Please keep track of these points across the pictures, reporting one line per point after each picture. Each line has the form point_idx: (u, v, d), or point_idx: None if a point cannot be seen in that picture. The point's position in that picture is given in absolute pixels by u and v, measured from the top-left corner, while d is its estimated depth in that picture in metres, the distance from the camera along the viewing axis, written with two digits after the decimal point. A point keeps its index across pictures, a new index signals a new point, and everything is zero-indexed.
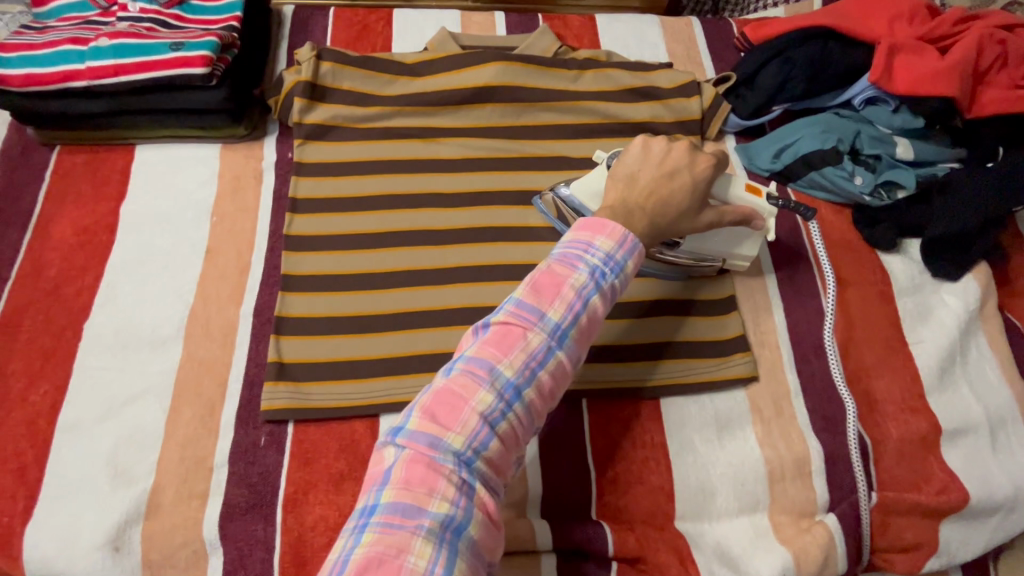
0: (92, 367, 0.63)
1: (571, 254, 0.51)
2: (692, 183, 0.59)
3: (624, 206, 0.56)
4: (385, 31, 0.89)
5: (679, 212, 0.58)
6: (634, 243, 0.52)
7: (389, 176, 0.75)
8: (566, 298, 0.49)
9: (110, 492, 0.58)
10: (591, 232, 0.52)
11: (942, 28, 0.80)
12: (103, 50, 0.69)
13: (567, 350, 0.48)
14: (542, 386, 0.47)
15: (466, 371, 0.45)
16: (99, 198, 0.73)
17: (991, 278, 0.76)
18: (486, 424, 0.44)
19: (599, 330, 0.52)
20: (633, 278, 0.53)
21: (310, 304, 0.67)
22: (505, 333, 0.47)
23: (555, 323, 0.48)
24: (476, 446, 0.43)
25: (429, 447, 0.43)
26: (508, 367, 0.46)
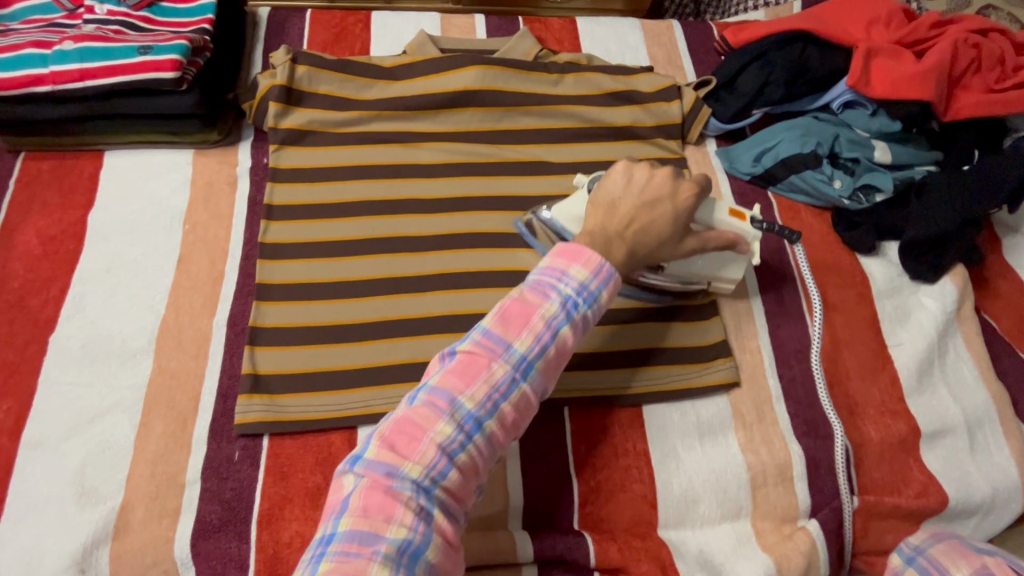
0: (58, 382, 0.61)
1: (545, 281, 0.50)
2: (671, 213, 0.58)
3: (599, 234, 0.55)
4: (364, 34, 0.88)
5: (657, 240, 0.57)
6: (610, 272, 0.51)
7: (367, 182, 0.73)
8: (534, 329, 0.48)
9: (76, 511, 0.56)
10: (567, 259, 0.51)
11: (918, 32, 0.80)
12: (68, 53, 0.67)
13: (532, 382, 0.48)
14: (504, 418, 0.46)
15: (427, 402, 0.45)
16: (66, 206, 0.71)
17: (967, 280, 0.77)
18: (444, 454, 0.43)
19: (569, 359, 0.51)
20: (608, 308, 0.52)
21: (286, 314, 0.66)
22: (470, 364, 0.46)
23: (521, 355, 0.47)
24: (435, 475, 0.43)
25: (387, 477, 0.42)
26: (470, 400, 0.45)
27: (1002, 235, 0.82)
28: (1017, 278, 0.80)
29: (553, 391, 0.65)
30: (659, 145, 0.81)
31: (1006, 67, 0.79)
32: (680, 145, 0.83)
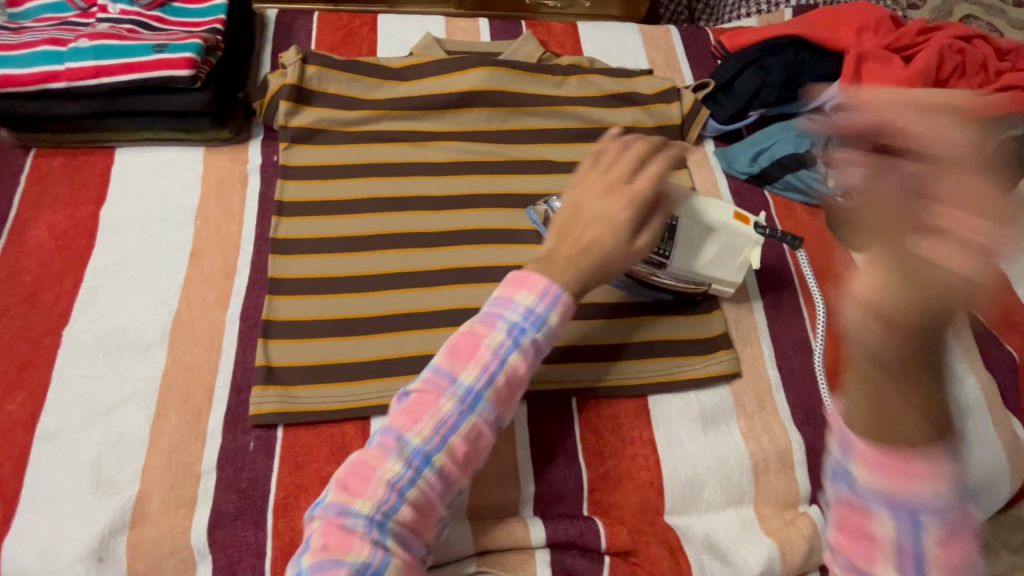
0: (72, 374, 0.62)
1: (492, 312, 0.54)
2: (634, 212, 0.59)
3: (550, 237, 0.59)
4: (370, 36, 0.90)
5: (609, 245, 0.58)
6: (555, 294, 0.54)
7: (376, 179, 0.75)
8: (481, 360, 0.51)
9: (92, 502, 0.56)
10: (513, 287, 0.55)
11: (905, 39, 0.84)
12: (83, 51, 0.68)
13: (481, 411, 0.51)
14: (455, 450, 0.50)
15: (380, 443, 0.49)
16: (78, 202, 0.71)
17: (955, 275, 0.80)
18: (394, 491, 0.47)
19: (522, 384, 0.54)
20: (557, 331, 0.55)
21: (299, 307, 0.67)
22: (421, 401, 0.50)
23: (468, 387, 0.51)
24: (386, 509, 0.47)
25: (338, 513, 0.47)
26: (417, 437, 0.49)
27: None
28: None
29: (561, 382, 0.66)
30: None
31: (988, 72, 0.83)
32: (680, 145, 0.85)
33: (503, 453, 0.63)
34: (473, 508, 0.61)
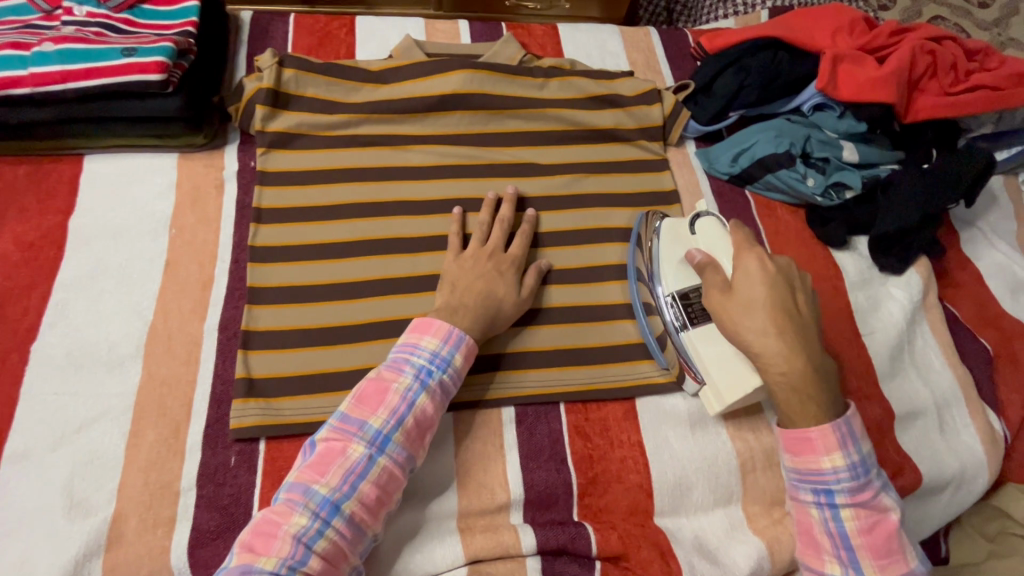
0: (41, 392, 0.59)
1: (399, 359, 0.58)
2: (515, 274, 0.67)
3: (443, 287, 0.65)
4: (348, 38, 0.88)
5: (507, 304, 0.64)
6: (458, 339, 0.60)
7: (356, 185, 0.74)
8: (390, 405, 0.56)
9: (65, 525, 0.54)
10: (418, 334, 0.60)
11: (879, 40, 0.85)
12: (47, 55, 0.65)
13: (390, 454, 0.55)
14: (365, 496, 0.53)
15: (286, 498, 0.51)
16: (45, 212, 0.69)
17: (931, 271, 0.82)
18: (300, 543, 0.49)
19: (430, 427, 0.58)
20: (461, 373, 0.60)
21: (279, 317, 0.65)
22: (327, 454, 0.53)
23: (376, 430, 0.55)
24: (293, 564, 0.49)
25: (241, 573, 0.48)
26: (324, 486, 0.52)
27: (960, 229, 0.88)
28: (974, 268, 0.86)
29: (549, 388, 0.66)
30: (642, 147, 0.84)
31: (958, 73, 0.85)
32: (662, 147, 0.86)
33: (492, 459, 0.63)
34: (462, 515, 0.61)
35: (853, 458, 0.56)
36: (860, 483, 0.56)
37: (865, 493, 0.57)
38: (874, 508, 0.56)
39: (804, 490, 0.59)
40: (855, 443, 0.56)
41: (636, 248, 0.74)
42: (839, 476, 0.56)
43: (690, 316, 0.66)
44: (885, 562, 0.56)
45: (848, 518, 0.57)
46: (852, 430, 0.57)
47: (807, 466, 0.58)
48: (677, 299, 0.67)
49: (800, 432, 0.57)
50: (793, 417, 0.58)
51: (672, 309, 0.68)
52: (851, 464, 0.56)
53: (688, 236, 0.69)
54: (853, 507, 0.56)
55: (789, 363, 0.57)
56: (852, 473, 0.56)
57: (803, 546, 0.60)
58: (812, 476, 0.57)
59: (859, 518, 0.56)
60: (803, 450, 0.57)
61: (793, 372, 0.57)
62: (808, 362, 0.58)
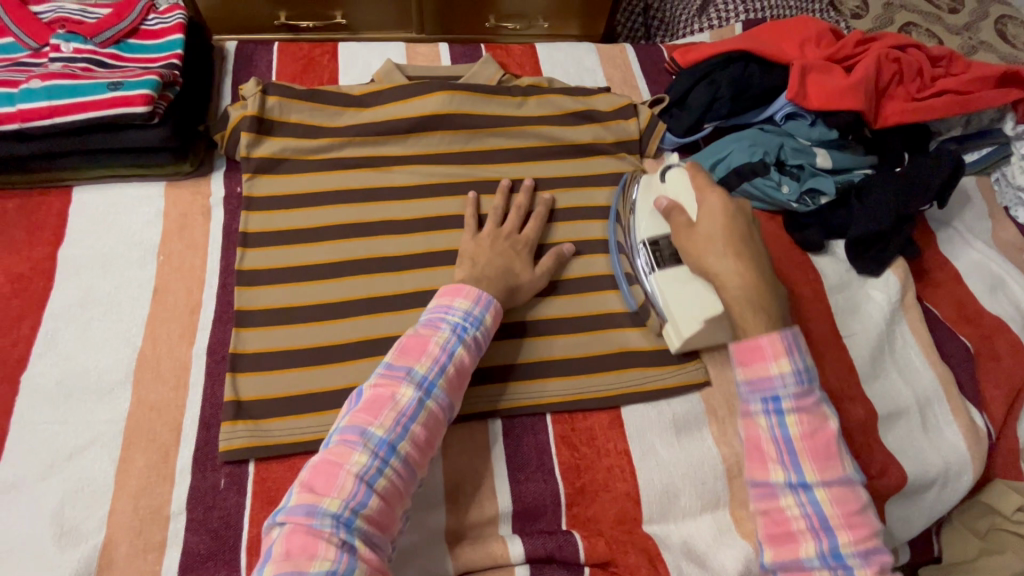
0: (32, 422, 0.60)
1: (433, 317, 0.61)
2: (529, 253, 0.71)
3: (462, 262, 0.68)
4: (331, 64, 0.91)
5: (523, 279, 0.69)
6: (488, 300, 0.63)
7: (341, 207, 0.75)
8: (432, 354, 0.57)
9: (55, 553, 0.54)
10: (449, 298, 0.62)
11: (845, 50, 0.88)
12: (35, 91, 0.67)
13: (436, 398, 0.56)
14: (416, 437, 0.54)
15: (341, 441, 0.52)
16: (35, 244, 0.70)
17: (908, 272, 0.83)
18: (362, 482, 0.50)
19: (467, 378, 0.60)
20: (492, 331, 0.63)
21: (266, 339, 0.66)
22: (378, 399, 0.54)
23: (422, 375, 0.56)
24: (355, 505, 0.49)
25: (306, 512, 0.48)
26: (380, 427, 0.53)
27: (936, 230, 0.90)
28: (951, 267, 0.87)
29: (536, 399, 0.67)
30: (623, 160, 0.86)
31: (924, 78, 0.87)
32: (640, 159, 0.88)
33: (481, 473, 0.64)
34: (451, 530, 0.61)
35: (799, 364, 0.56)
36: (803, 389, 0.56)
37: (809, 399, 0.56)
38: (816, 414, 0.56)
39: (753, 401, 0.58)
40: (799, 351, 0.57)
41: (617, 252, 0.76)
42: (786, 381, 0.56)
43: (657, 260, 0.71)
44: (852, 522, 0.53)
45: (792, 422, 0.55)
46: (808, 371, 0.57)
47: (766, 405, 0.57)
48: (646, 245, 0.72)
49: (752, 339, 0.58)
50: (745, 329, 0.60)
51: (642, 254, 0.73)
52: (796, 368, 0.56)
53: (658, 184, 0.76)
54: (797, 412, 0.56)
55: (742, 279, 0.62)
56: (798, 378, 0.56)
57: (749, 460, 0.57)
58: (762, 382, 0.57)
59: (804, 422, 0.55)
60: (752, 359, 0.57)
61: (746, 286, 0.61)
62: (759, 280, 0.62)
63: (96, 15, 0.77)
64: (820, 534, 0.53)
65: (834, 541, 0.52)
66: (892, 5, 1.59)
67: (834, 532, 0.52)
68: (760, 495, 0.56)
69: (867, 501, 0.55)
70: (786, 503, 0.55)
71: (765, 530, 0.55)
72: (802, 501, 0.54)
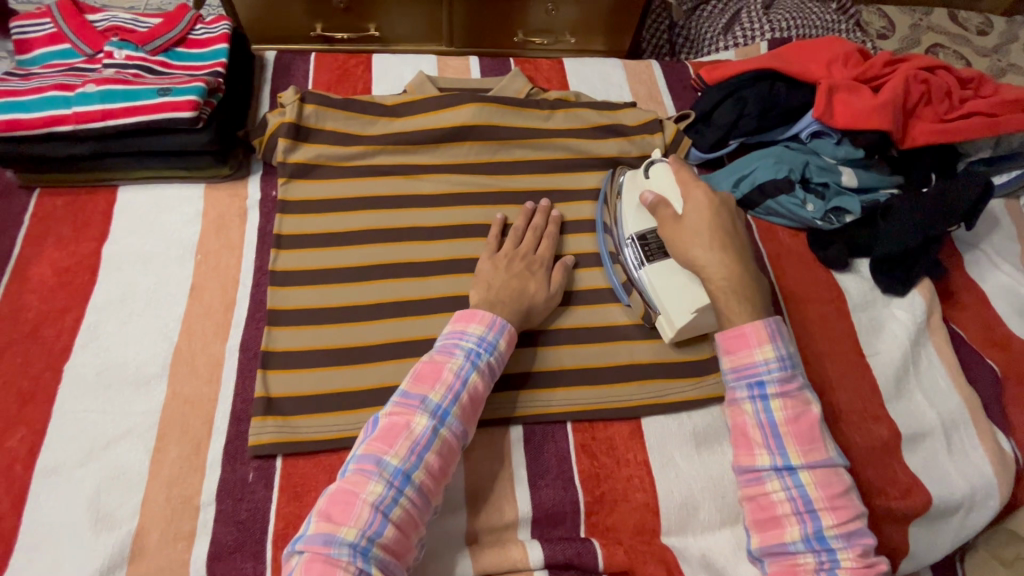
0: (73, 410, 0.62)
1: (448, 344, 0.62)
2: (545, 271, 0.72)
3: (478, 285, 0.68)
4: (365, 75, 0.94)
5: (538, 298, 0.69)
6: (502, 325, 0.64)
7: (372, 212, 0.77)
8: (445, 381, 0.59)
9: (90, 537, 0.56)
10: (463, 323, 0.64)
11: (873, 70, 0.88)
12: (90, 95, 0.70)
13: (450, 427, 0.57)
14: (431, 466, 0.55)
15: (358, 469, 0.53)
16: (81, 240, 0.73)
17: (934, 293, 0.83)
18: (378, 512, 0.51)
19: (481, 405, 0.61)
20: (505, 356, 0.64)
21: (297, 338, 0.68)
22: (392, 428, 0.55)
23: (436, 404, 0.57)
24: (371, 535, 0.50)
25: (323, 541, 0.49)
26: (395, 457, 0.54)
27: (962, 251, 0.90)
28: (978, 289, 0.86)
29: (556, 407, 0.68)
30: None
31: (953, 100, 0.87)
32: None
33: (501, 478, 0.65)
34: (472, 533, 0.62)
35: (783, 351, 0.60)
36: (787, 375, 0.60)
37: (792, 385, 0.60)
38: (799, 399, 0.59)
39: (740, 388, 0.61)
40: (781, 338, 0.61)
41: (611, 261, 0.76)
42: (770, 367, 0.60)
43: (646, 255, 0.72)
44: (836, 504, 0.56)
45: (777, 407, 0.59)
46: (789, 359, 0.60)
47: (751, 390, 0.60)
48: (635, 239, 0.74)
49: (737, 328, 0.62)
50: (730, 317, 0.63)
51: (631, 248, 0.74)
52: (779, 355, 0.60)
53: (643, 181, 0.77)
54: (782, 397, 0.59)
55: (729, 271, 0.64)
56: (781, 364, 0.60)
57: (737, 446, 0.60)
58: (748, 369, 0.60)
59: (787, 406, 0.59)
60: (737, 346, 0.61)
61: (732, 279, 0.64)
62: (744, 271, 0.64)
63: (147, 24, 0.81)
64: (805, 516, 0.56)
65: (817, 523, 0.55)
66: (919, 26, 1.59)
67: (818, 513, 0.55)
68: (747, 481, 0.59)
69: (850, 485, 0.57)
70: (771, 487, 0.58)
71: (752, 515, 0.58)
72: (787, 484, 0.57)
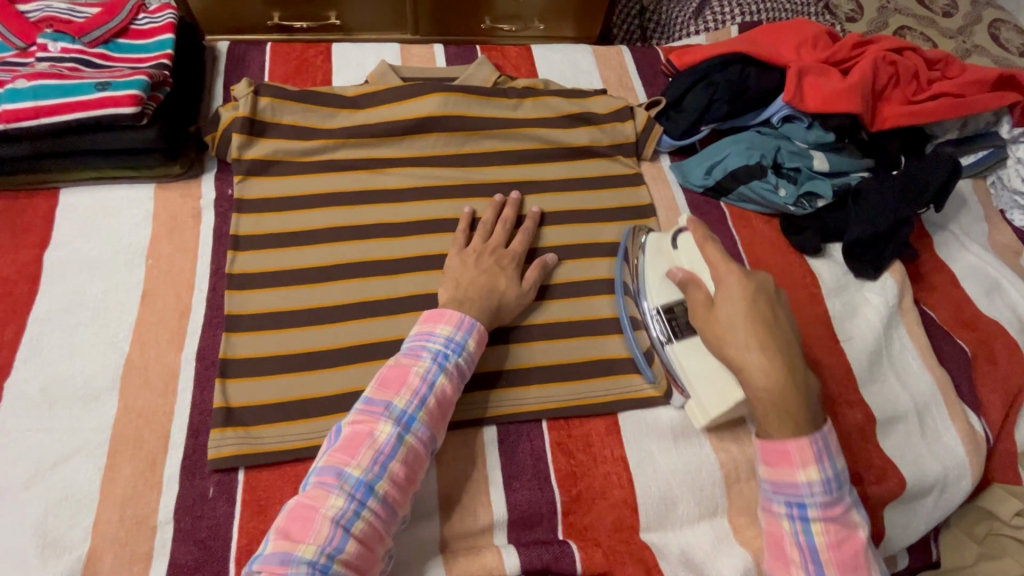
0: (14, 430, 0.58)
1: (415, 346, 0.59)
2: (516, 267, 0.70)
3: (446, 284, 0.66)
4: (325, 65, 0.90)
5: (509, 295, 0.67)
6: (470, 324, 0.62)
7: (334, 209, 0.74)
8: (411, 386, 0.56)
9: (37, 565, 0.53)
10: (430, 323, 0.61)
11: (842, 52, 0.87)
12: (21, 92, 0.65)
13: (416, 433, 0.55)
14: (396, 475, 0.53)
15: (318, 483, 0.51)
16: (20, 247, 0.69)
17: (905, 275, 0.83)
18: (339, 526, 0.49)
19: (450, 408, 0.59)
20: (475, 356, 0.62)
21: (257, 344, 0.65)
22: (355, 437, 0.53)
23: (401, 410, 0.55)
24: (331, 551, 0.48)
25: (280, 561, 0.47)
26: (357, 468, 0.52)
27: (932, 232, 0.90)
28: (948, 270, 0.87)
29: (529, 406, 0.66)
30: (618, 163, 0.86)
31: (920, 81, 0.87)
32: (636, 162, 0.87)
33: (476, 481, 0.63)
34: (447, 538, 0.60)
35: (829, 473, 0.54)
36: (832, 497, 0.54)
37: (837, 508, 0.54)
38: (842, 523, 0.54)
39: (776, 501, 0.56)
40: (830, 457, 0.54)
41: (622, 294, 0.73)
42: (813, 490, 0.53)
43: (671, 325, 0.67)
44: None
45: (819, 530, 0.54)
46: (836, 480, 0.54)
47: (789, 509, 0.55)
48: (661, 313, 0.68)
49: (777, 442, 0.55)
50: (768, 429, 0.55)
51: (656, 323, 0.68)
52: (826, 477, 0.53)
53: (670, 252, 0.70)
54: (823, 522, 0.54)
55: (768, 378, 0.55)
56: (826, 487, 0.54)
57: (771, 558, 0.56)
58: (788, 487, 0.54)
59: (830, 532, 0.54)
60: (778, 461, 0.55)
61: (772, 387, 0.54)
62: (789, 376, 0.55)
63: (85, 14, 0.76)
64: None
65: None
66: (887, 8, 1.60)
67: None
68: None
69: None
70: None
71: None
72: None
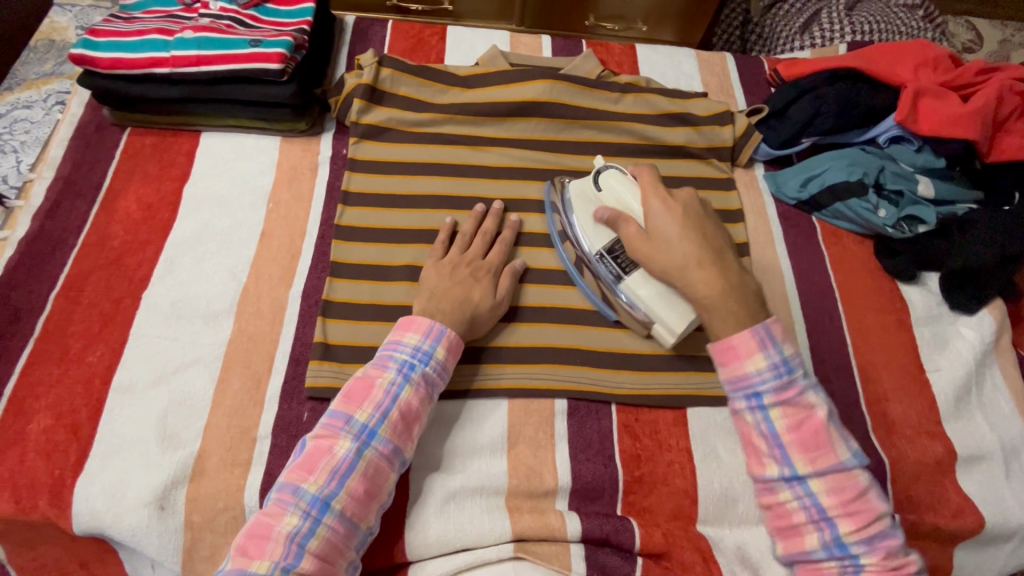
0: (146, 335, 0.66)
1: (382, 356, 0.61)
2: (491, 279, 0.69)
3: (421, 294, 0.67)
4: (439, 45, 0.95)
5: (483, 306, 0.67)
6: (440, 332, 0.62)
7: (437, 177, 0.79)
8: (375, 399, 0.58)
9: (156, 453, 0.60)
10: (400, 333, 0.63)
11: (964, 77, 0.84)
12: (187, 41, 0.74)
13: (377, 448, 0.56)
14: (355, 490, 0.54)
15: (277, 499, 0.53)
16: (165, 178, 0.77)
17: (1006, 314, 0.79)
18: (294, 542, 0.51)
19: (416, 419, 0.59)
20: (445, 364, 0.62)
21: (357, 290, 0.70)
22: (316, 452, 0.55)
23: (362, 424, 0.57)
24: (285, 566, 0.50)
25: None
26: (313, 484, 0.53)
27: None
28: None
29: (601, 388, 0.68)
30: (711, 166, 0.86)
31: None
32: (729, 167, 0.87)
33: (543, 447, 0.66)
34: (511, 496, 0.63)
35: (775, 357, 0.54)
36: (784, 381, 0.53)
37: (791, 390, 0.53)
38: (800, 405, 0.53)
39: (737, 399, 0.55)
40: (773, 343, 0.54)
41: (560, 241, 0.75)
42: (763, 376, 0.53)
43: (621, 266, 0.67)
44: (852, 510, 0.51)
45: (777, 416, 0.53)
46: (785, 363, 0.54)
47: (749, 401, 0.54)
48: (606, 255, 0.68)
49: (725, 341, 0.56)
50: (716, 330, 0.57)
51: (603, 265, 0.68)
52: (772, 362, 0.53)
53: (595, 196, 0.70)
54: (781, 406, 0.53)
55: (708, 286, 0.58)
56: (775, 371, 0.53)
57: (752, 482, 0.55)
58: (741, 384, 0.54)
59: (787, 415, 0.53)
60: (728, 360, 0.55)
61: (713, 290, 0.58)
62: (727, 281, 0.58)
63: None
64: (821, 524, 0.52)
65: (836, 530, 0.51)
66: (1010, 42, 1.51)
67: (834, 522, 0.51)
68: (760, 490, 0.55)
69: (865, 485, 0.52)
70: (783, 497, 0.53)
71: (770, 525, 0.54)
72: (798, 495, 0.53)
